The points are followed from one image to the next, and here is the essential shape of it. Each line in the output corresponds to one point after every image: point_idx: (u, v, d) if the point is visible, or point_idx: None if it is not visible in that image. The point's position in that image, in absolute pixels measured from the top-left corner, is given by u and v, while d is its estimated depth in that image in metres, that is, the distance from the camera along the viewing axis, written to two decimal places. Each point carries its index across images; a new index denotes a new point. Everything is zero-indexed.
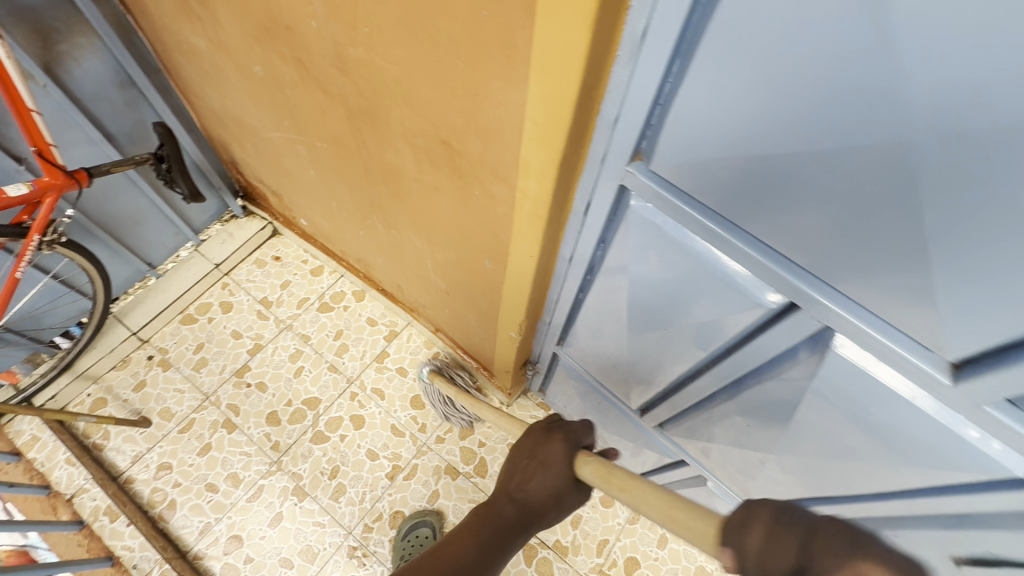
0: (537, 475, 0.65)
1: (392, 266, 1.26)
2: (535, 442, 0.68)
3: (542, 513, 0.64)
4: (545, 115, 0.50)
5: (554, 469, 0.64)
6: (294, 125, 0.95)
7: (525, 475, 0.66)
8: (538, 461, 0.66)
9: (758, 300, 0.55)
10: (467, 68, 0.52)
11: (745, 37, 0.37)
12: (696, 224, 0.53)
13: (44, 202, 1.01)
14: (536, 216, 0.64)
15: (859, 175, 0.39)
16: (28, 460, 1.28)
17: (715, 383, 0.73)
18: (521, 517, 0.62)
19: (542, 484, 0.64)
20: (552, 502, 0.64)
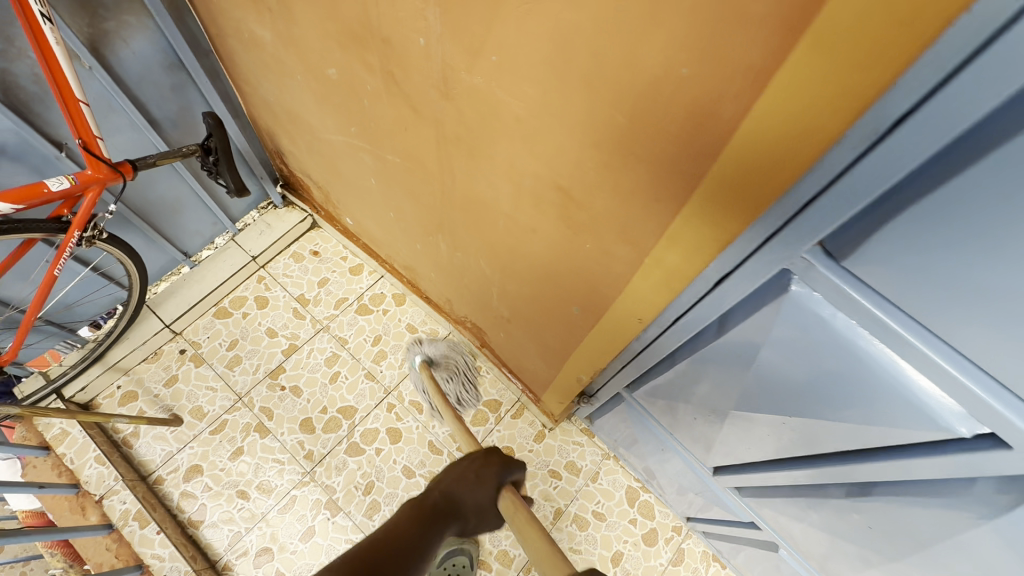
0: (464, 487, 0.63)
1: (446, 280, 1.17)
2: (473, 462, 0.66)
3: (457, 522, 0.62)
4: (726, 193, 0.41)
5: (482, 490, 0.63)
6: (362, 133, 0.86)
7: (453, 486, 0.64)
8: (472, 476, 0.64)
9: (943, 423, 0.46)
10: (630, 124, 0.42)
11: None
12: (888, 332, 0.44)
13: (87, 196, 0.93)
14: (665, 285, 0.55)
15: None
16: (57, 456, 1.23)
17: (833, 477, 0.64)
18: (439, 523, 0.60)
19: (467, 498, 0.63)
20: (471, 516, 0.63)
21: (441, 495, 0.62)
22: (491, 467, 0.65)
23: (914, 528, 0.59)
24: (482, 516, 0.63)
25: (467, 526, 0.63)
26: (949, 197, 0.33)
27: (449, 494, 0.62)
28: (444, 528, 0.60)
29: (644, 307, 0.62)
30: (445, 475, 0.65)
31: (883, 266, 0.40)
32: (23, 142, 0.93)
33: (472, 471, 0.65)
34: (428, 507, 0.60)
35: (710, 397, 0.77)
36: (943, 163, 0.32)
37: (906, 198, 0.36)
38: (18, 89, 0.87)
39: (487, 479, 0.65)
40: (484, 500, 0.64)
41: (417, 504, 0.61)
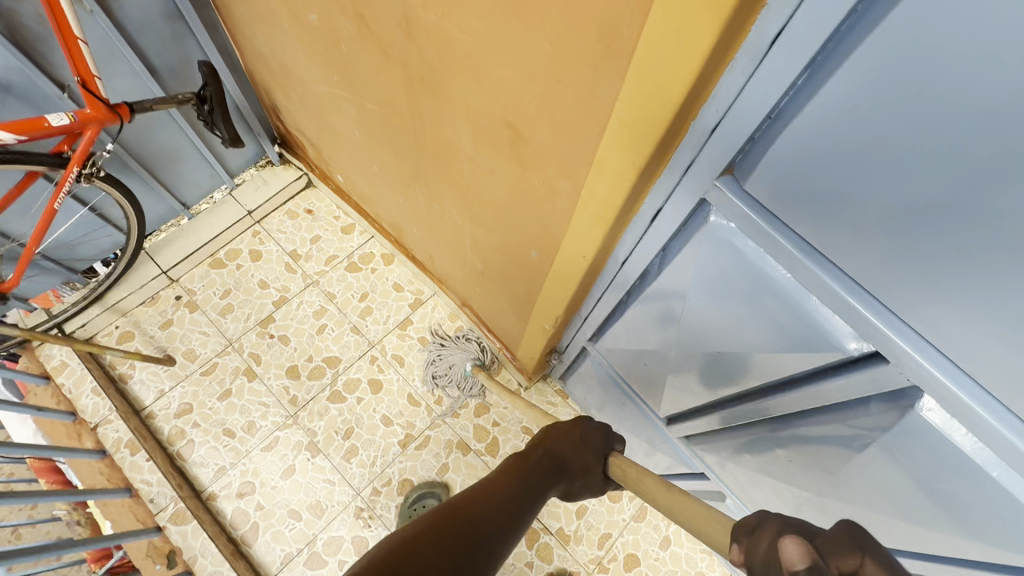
0: (566, 448, 0.65)
1: (427, 236, 1.22)
2: (572, 425, 0.68)
3: (564, 480, 0.62)
4: (635, 118, 0.45)
5: (588, 452, 0.65)
6: (344, 82, 0.90)
7: (559, 444, 0.65)
8: (576, 436, 0.66)
9: (838, 345, 0.50)
10: (555, 52, 0.46)
11: (904, 66, 0.32)
12: (788, 255, 0.48)
13: (86, 133, 0.99)
14: (600, 217, 0.60)
15: (990, 238, 0.34)
16: (56, 385, 1.32)
17: (759, 413, 0.69)
18: (547, 477, 0.60)
19: (564, 449, 0.64)
20: (578, 476, 0.64)
21: (545, 450, 0.63)
22: (594, 431, 0.67)
23: (825, 458, 0.64)
24: (589, 476, 0.64)
25: (574, 486, 0.64)
26: (825, 108, 0.37)
27: (551, 447, 0.64)
28: (552, 483, 0.60)
29: (588, 244, 0.67)
30: (545, 435, 0.66)
31: (779, 187, 0.45)
32: (28, 81, 0.98)
33: (575, 436, 0.66)
34: (534, 455, 0.62)
35: (658, 341, 0.81)
36: (821, 72, 0.37)
37: (788, 117, 0.40)
38: (23, 29, 0.92)
39: (591, 439, 0.67)
40: (593, 464, 0.65)
41: (518, 455, 0.62)
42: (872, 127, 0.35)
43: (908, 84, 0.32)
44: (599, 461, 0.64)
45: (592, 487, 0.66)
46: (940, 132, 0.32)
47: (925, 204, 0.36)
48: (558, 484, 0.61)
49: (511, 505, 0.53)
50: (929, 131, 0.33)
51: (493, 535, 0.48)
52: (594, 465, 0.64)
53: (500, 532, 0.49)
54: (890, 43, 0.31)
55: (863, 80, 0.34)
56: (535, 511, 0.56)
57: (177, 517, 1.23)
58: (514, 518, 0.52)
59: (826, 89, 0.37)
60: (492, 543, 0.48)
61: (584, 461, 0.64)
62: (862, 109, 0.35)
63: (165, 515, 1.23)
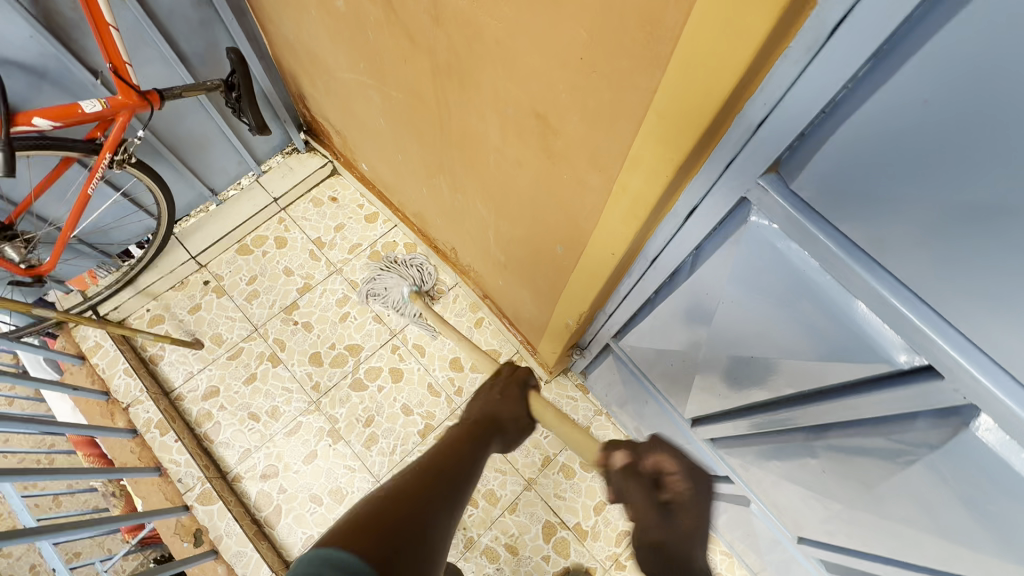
0: (497, 409, 0.77)
1: (450, 227, 1.21)
2: (492, 389, 0.81)
3: (501, 433, 0.75)
4: (676, 110, 0.42)
5: (512, 404, 0.79)
6: (369, 70, 0.89)
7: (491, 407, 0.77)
8: (498, 396, 0.79)
9: (887, 356, 0.47)
10: (592, 40, 0.43)
11: (979, 60, 0.28)
12: (835, 262, 0.45)
13: (117, 120, 1.00)
14: (633, 214, 0.57)
15: None
16: (91, 365, 1.36)
17: (792, 421, 0.66)
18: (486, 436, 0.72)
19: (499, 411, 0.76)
20: (511, 427, 0.77)
21: (480, 413, 0.76)
22: (512, 384, 0.81)
23: (864, 471, 0.61)
24: (520, 424, 0.78)
25: (509, 437, 0.77)
26: (888, 103, 0.34)
27: (486, 414, 0.76)
28: (493, 435, 0.73)
29: (617, 241, 0.65)
30: (476, 405, 0.78)
31: (830, 187, 0.42)
32: (62, 67, 1.00)
33: (497, 395, 0.79)
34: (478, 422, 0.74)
35: (686, 342, 0.79)
36: (887, 62, 0.33)
37: (846, 112, 0.37)
38: (57, 15, 0.93)
39: (511, 394, 0.80)
40: (518, 413, 0.78)
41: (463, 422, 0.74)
42: (942, 125, 0.32)
43: (982, 80, 0.29)
44: (521, 408, 0.79)
45: (522, 434, 0.79)
46: (1014, 135, 0.29)
47: (996, 212, 0.33)
48: (497, 437, 0.75)
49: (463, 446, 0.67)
50: (1002, 132, 0.29)
51: (460, 471, 0.61)
52: (519, 415, 0.78)
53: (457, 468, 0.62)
54: (967, 37, 0.28)
55: (936, 73, 0.31)
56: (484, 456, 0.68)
57: (204, 497, 1.25)
58: (468, 460, 0.64)
59: (892, 82, 0.33)
60: (462, 476, 0.61)
61: (512, 417, 0.77)
62: (930, 106, 0.32)
63: (192, 495, 1.26)
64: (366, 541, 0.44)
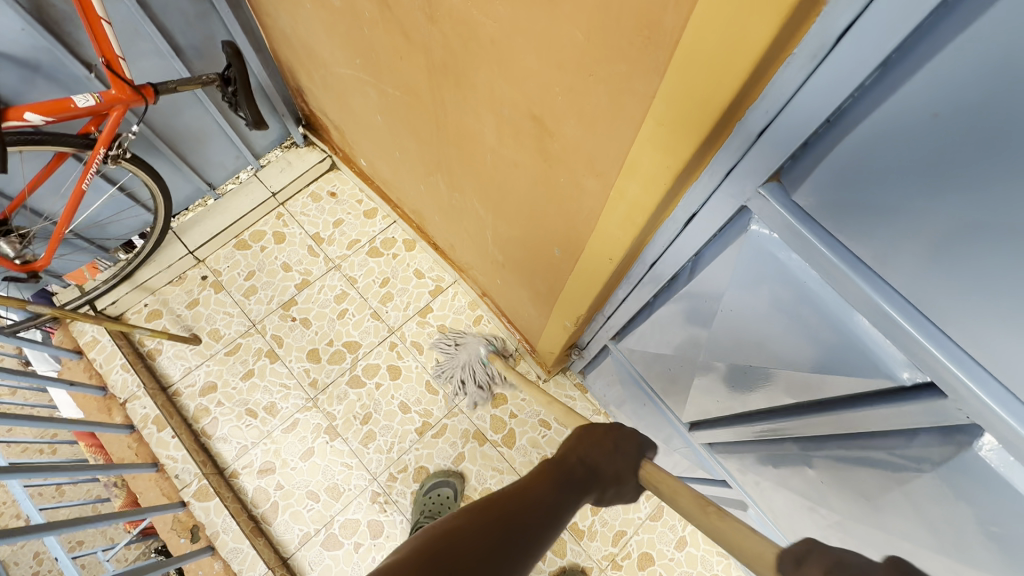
0: (599, 456, 0.60)
1: (448, 225, 1.19)
2: (601, 430, 0.63)
3: (600, 489, 0.58)
4: (675, 117, 0.41)
5: (617, 458, 0.60)
6: (366, 66, 0.87)
7: (592, 453, 0.60)
8: (609, 443, 0.61)
9: (889, 372, 0.46)
10: (588, 43, 0.42)
11: (990, 75, 0.27)
12: (837, 275, 0.44)
13: (111, 115, 0.99)
14: (630, 220, 0.56)
15: None
16: (88, 359, 1.36)
17: (790, 430, 0.65)
18: (578, 488, 0.56)
19: (600, 462, 0.60)
20: (612, 483, 0.59)
21: (576, 457, 0.59)
22: (627, 437, 0.62)
23: (863, 482, 0.60)
24: (622, 483, 0.60)
25: (608, 495, 0.59)
26: (897, 114, 0.33)
27: (582, 461, 0.59)
28: (588, 492, 0.57)
29: (614, 246, 0.63)
30: (576, 443, 0.62)
31: (834, 198, 0.40)
32: (55, 61, 0.98)
33: (608, 444, 0.61)
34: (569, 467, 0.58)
35: (685, 347, 0.78)
36: (896, 71, 0.32)
37: (852, 121, 0.36)
38: (49, 7, 0.91)
39: (625, 448, 0.62)
40: (624, 470, 0.60)
41: (552, 463, 0.59)
42: (952, 139, 0.31)
43: (995, 95, 0.27)
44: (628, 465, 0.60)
45: (625, 495, 0.61)
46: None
47: (1003, 233, 0.31)
48: (594, 494, 0.58)
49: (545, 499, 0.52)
50: (1013, 151, 0.28)
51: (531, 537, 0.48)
52: (627, 471, 0.60)
53: (525, 527, 0.49)
54: (982, 49, 0.26)
55: (948, 86, 0.29)
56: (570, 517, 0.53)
57: (200, 493, 1.26)
58: (541, 520, 0.50)
59: (902, 92, 0.32)
60: (526, 540, 0.48)
61: (620, 468, 0.60)
62: (941, 119, 0.30)
63: (189, 491, 1.26)
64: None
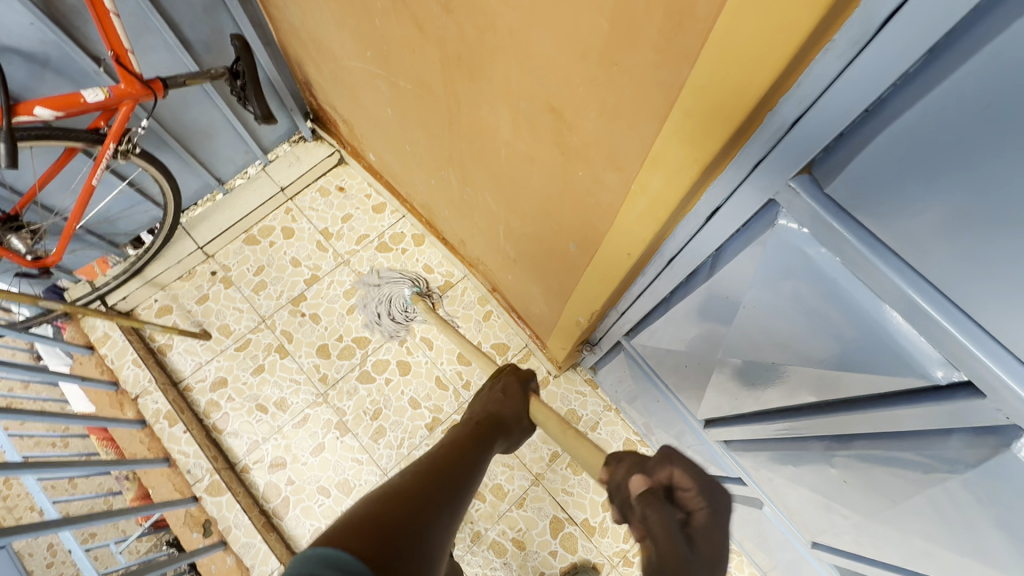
0: (499, 406, 0.72)
1: (458, 219, 1.18)
2: (494, 387, 0.76)
3: (504, 433, 0.70)
4: (703, 108, 0.39)
5: (513, 403, 0.73)
6: (376, 58, 0.86)
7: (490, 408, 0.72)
8: (500, 393, 0.74)
9: (922, 371, 0.45)
10: (613, 32, 0.41)
11: None
12: (870, 270, 0.42)
13: (121, 110, 0.98)
14: (652, 215, 0.55)
15: None
16: (100, 355, 1.37)
17: (812, 429, 0.64)
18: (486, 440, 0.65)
19: (499, 410, 0.72)
20: (513, 426, 0.72)
21: (480, 412, 0.71)
22: (512, 382, 0.75)
23: (889, 483, 0.59)
24: (522, 424, 0.73)
25: (512, 437, 0.72)
26: (940, 106, 0.31)
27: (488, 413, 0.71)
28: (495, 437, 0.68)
29: (632, 241, 0.62)
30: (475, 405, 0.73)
31: (869, 192, 0.39)
32: (64, 55, 0.98)
33: (503, 394, 0.74)
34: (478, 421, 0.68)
35: (702, 344, 0.76)
36: (943, 60, 0.30)
37: (891, 113, 0.34)
38: (57, 1, 0.91)
39: (512, 392, 0.74)
40: (517, 411, 0.73)
41: (464, 423, 0.69)
42: (1004, 132, 0.29)
43: None
44: (523, 406, 0.73)
45: (518, 435, 0.74)
46: None
47: None
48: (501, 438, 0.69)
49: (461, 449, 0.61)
50: None
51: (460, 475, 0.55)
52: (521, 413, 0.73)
53: (456, 471, 0.55)
54: None
55: (998, 77, 0.28)
56: (485, 461, 0.62)
57: (212, 488, 1.26)
58: (466, 464, 0.58)
59: (947, 84, 0.30)
60: (460, 480, 0.54)
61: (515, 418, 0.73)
62: (992, 110, 0.29)
63: (201, 485, 1.26)
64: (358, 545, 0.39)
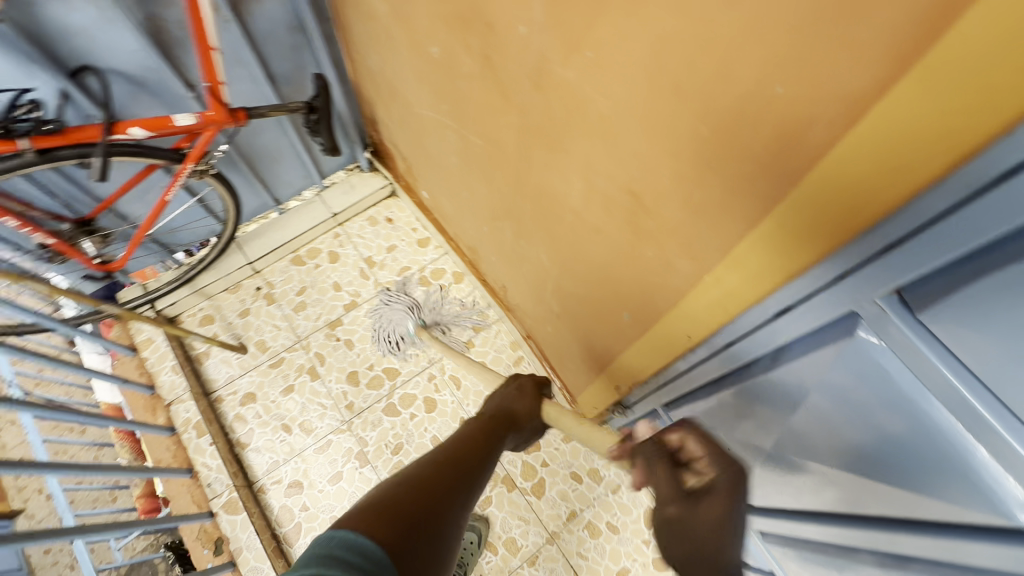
0: (513, 403, 0.83)
1: (505, 267, 1.20)
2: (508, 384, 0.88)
3: (516, 429, 0.82)
4: (801, 221, 0.40)
5: (526, 400, 0.84)
6: (452, 112, 0.90)
7: (511, 402, 0.84)
8: (515, 392, 0.85)
9: (999, 508, 0.41)
10: (713, 138, 0.42)
11: None
12: (952, 394, 0.40)
13: (205, 134, 1.05)
14: (721, 305, 0.55)
15: None
16: (141, 358, 1.41)
17: (866, 540, 0.60)
18: (500, 429, 0.78)
19: (517, 408, 0.83)
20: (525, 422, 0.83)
21: (496, 408, 0.83)
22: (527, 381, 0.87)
23: None
24: (533, 420, 0.84)
25: (523, 431, 0.84)
26: None
27: (502, 409, 0.82)
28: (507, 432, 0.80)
29: (694, 324, 0.62)
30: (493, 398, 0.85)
31: (961, 322, 0.37)
32: (162, 80, 1.05)
33: (514, 391, 0.85)
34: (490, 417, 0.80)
35: (747, 428, 0.74)
36: None
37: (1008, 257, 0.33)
38: (165, 32, 0.98)
39: (526, 389, 0.85)
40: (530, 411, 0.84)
41: (482, 415, 0.81)
42: None
43: None
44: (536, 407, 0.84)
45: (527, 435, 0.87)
46: None
47: None
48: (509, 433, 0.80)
49: (478, 441, 0.72)
50: None
51: (472, 465, 0.67)
52: (533, 410, 0.84)
53: (472, 471, 0.66)
54: None
55: None
56: (496, 455, 0.74)
57: (229, 505, 1.27)
58: (482, 456, 0.70)
59: None
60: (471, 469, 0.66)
61: (526, 410, 0.83)
62: None
63: (218, 501, 1.27)
64: (376, 532, 0.49)
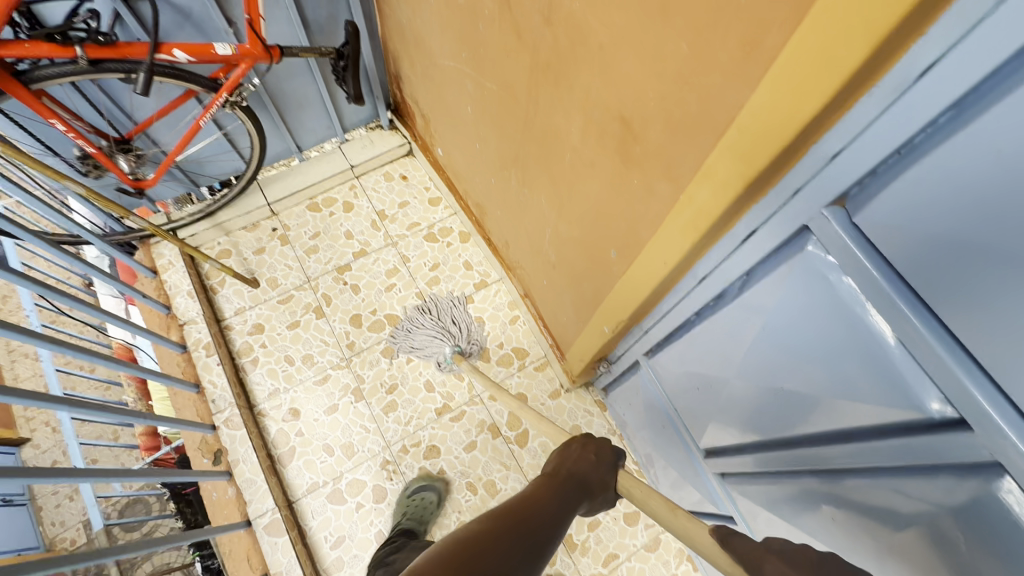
0: (584, 466, 0.69)
1: (509, 222, 1.26)
2: (584, 444, 0.73)
3: (589, 496, 0.68)
4: (758, 128, 0.46)
5: (601, 468, 0.70)
6: (471, 60, 0.96)
7: (580, 464, 0.70)
8: (591, 454, 0.71)
9: (918, 403, 0.46)
10: (691, 54, 0.48)
11: None
12: (879, 290, 0.46)
13: (240, 66, 1.12)
14: (693, 226, 0.61)
15: None
16: (161, 280, 1.48)
17: (806, 463, 0.65)
18: (571, 495, 0.64)
19: (587, 470, 0.69)
20: (598, 490, 0.69)
21: (566, 468, 0.69)
22: (605, 446, 0.73)
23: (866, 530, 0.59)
24: (607, 491, 0.70)
25: (596, 501, 0.69)
26: (965, 147, 0.35)
27: (571, 468, 0.69)
28: (580, 500, 0.65)
29: (671, 250, 0.68)
30: (564, 455, 0.71)
31: (888, 223, 0.43)
32: (205, 12, 1.12)
33: (590, 454, 0.71)
34: (560, 476, 0.67)
35: (714, 368, 0.80)
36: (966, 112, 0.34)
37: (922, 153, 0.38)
38: None
39: (604, 456, 0.72)
40: (607, 476, 0.70)
41: (551, 474, 0.68)
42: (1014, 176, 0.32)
43: None
44: (612, 476, 0.70)
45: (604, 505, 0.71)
46: None
47: None
48: (583, 501, 0.66)
49: (546, 505, 0.60)
50: None
51: (537, 540, 0.55)
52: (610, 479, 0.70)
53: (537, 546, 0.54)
54: None
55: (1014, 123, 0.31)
56: (568, 523, 0.61)
57: (230, 422, 1.33)
58: (550, 526, 0.57)
59: (967, 131, 0.34)
60: (536, 544, 0.54)
61: (602, 480, 0.69)
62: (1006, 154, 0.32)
63: (221, 416, 1.34)
64: None
